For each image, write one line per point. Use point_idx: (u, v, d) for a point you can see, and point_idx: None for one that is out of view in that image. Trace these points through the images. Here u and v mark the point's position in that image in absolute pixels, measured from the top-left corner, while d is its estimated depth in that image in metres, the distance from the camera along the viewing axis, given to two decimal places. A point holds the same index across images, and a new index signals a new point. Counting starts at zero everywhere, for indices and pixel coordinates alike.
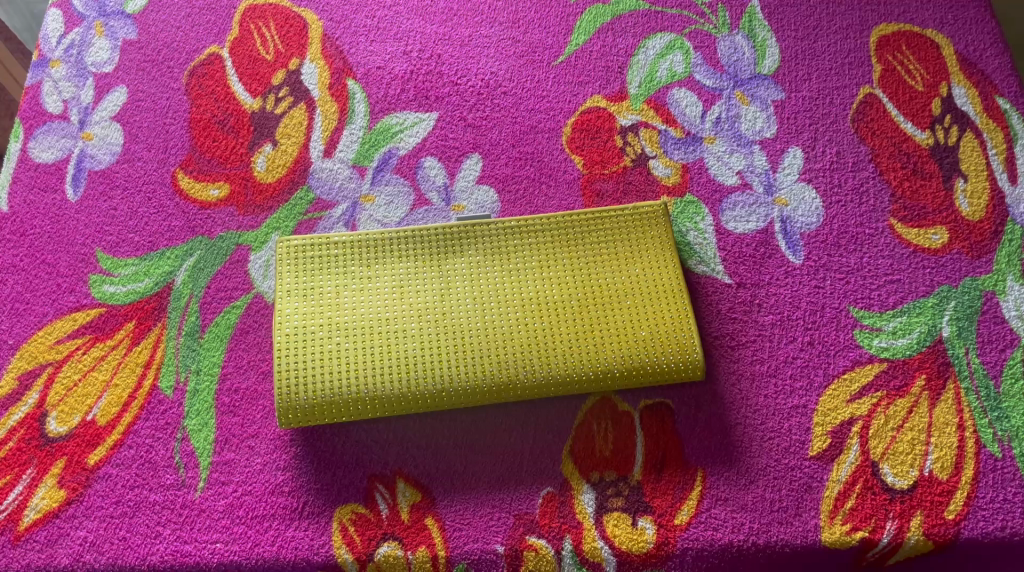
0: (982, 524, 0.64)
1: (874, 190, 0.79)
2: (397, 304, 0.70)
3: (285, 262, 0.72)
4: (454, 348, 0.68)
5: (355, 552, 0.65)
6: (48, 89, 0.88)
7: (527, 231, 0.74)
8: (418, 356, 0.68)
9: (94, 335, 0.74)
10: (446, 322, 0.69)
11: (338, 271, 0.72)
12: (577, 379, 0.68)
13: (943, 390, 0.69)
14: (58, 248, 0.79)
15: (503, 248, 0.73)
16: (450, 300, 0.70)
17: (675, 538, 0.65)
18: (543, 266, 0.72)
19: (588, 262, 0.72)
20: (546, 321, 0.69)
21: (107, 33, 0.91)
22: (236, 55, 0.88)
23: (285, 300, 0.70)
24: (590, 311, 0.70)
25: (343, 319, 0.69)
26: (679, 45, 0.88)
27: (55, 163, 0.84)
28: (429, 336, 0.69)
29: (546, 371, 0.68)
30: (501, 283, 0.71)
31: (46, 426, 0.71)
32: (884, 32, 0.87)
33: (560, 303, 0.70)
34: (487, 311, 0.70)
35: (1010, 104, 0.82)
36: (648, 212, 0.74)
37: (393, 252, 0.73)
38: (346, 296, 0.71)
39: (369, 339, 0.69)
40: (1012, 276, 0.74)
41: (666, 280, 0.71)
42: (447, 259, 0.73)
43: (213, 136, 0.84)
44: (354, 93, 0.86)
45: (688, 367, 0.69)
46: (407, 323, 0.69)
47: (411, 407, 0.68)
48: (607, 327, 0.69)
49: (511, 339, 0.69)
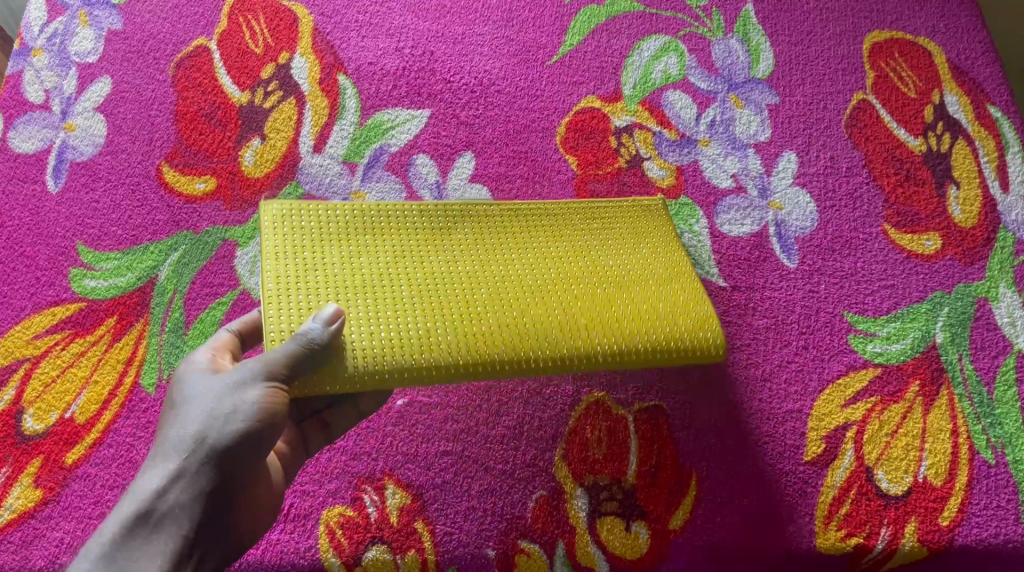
0: (976, 531, 0.64)
1: (867, 195, 0.79)
2: (397, 270, 0.57)
3: (270, 232, 0.57)
4: (469, 311, 0.54)
5: (343, 556, 0.63)
6: (29, 78, 0.85)
7: (534, 213, 0.63)
8: (424, 319, 0.53)
9: (74, 330, 0.72)
10: (455, 289, 0.56)
11: (330, 239, 0.58)
12: (609, 348, 0.55)
13: (937, 396, 0.69)
14: (38, 240, 0.77)
15: (510, 228, 0.62)
16: (456, 269, 0.58)
17: (669, 543, 0.64)
18: (554, 245, 0.61)
19: (599, 244, 0.63)
20: (563, 292, 0.57)
21: (91, 22, 0.89)
22: (224, 47, 0.86)
23: (269, 262, 0.55)
24: (607, 286, 0.59)
25: (338, 283, 0.55)
26: (674, 47, 0.87)
27: (36, 153, 0.81)
28: (437, 300, 0.55)
29: (571, 338, 0.55)
30: (512, 256, 0.59)
31: (23, 423, 0.68)
32: (877, 38, 0.87)
33: (575, 276, 0.59)
34: (499, 281, 0.57)
35: (1002, 112, 0.82)
36: (649, 208, 0.67)
37: (391, 222, 0.60)
38: (339, 262, 0.56)
39: (367, 303, 0.54)
40: (1004, 283, 0.74)
41: (676, 266, 0.63)
42: (449, 231, 0.60)
43: (200, 129, 0.82)
44: (345, 88, 0.85)
45: (716, 348, 0.58)
46: (408, 288, 0.55)
47: (414, 378, 0.51)
48: (631, 299, 0.58)
49: (531, 305, 0.56)
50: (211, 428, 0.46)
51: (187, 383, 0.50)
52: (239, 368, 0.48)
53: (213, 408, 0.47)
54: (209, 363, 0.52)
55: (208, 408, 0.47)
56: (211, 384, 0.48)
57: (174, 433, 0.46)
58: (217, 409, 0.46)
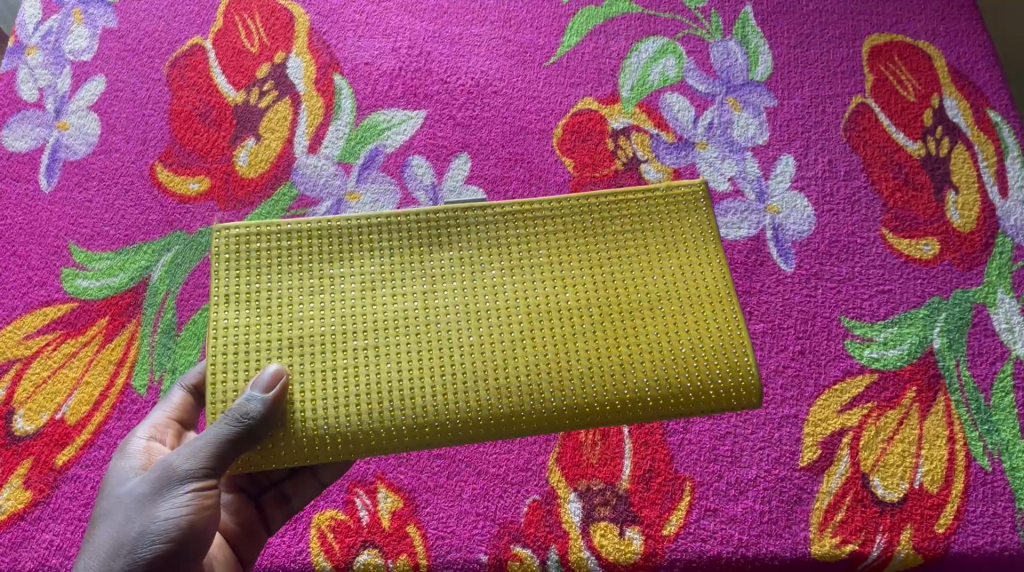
0: (972, 539, 0.63)
1: (865, 199, 0.78)
2: (362, 312, 0.48)
3: (222, 259, 0.49)
4: (439, 370, 0.47)
5: (334, 560, 0.63)
6: (23, 76, 0.85)
7: (533, 215, 0.51)
8: (393, 379, 0.47)
9: (66, 330, 0.72)
10: (428, 336, 0.48)
11: (291, 271, 0.49)
12: (609, 402, 0.47)
13: (934, 403, 0.69)
14: (31, 239, 0.76)
15: (501, 239, 0.50)
16: (433, 304, 0.48)
17: (663, 549, 0.63)
18: (554, 261, 0.50)
19: (613, 254, 0.50)
20: (560, 330, 0.48)
21: (86, 20, 0.88)
22: (219, 46, 0.86)
23: (219, 306, 0.48)
24: (614, 318, 0.48)
25: (294, 334, 0.48)
26: (672, 49, 0.87)
27: (29, 152, 0.81)
28: (406, 353, 0.47)
29: (564, 393, 0.47)
30: (499, 283, 0.49)
31: (14, 424, 0.68)
32: (876, 42, 0.87)
33: (577, 305, 0.49)
34: (482, 319, 0.48)
35: (1001, 117, 0.82)
36: (683, 194, 0.52)
37: (360, 240, 0.50)
38: (298, 302, 0.48)
39: (328, 358, 0.47)
40: (1002, 289, 0.73)
41: (710, 286, 0.49)
42: (426, 249, 0.50)
43: (194, 129, 0.81)
44: (341, 88, 0.84)
45: (742, 388, 0.48)
46: (376, 336, 0.48)
47: (383, 448, 0.46)
48: (639, 344, 0.48)
49: (512, 359, 0.47)
50: (122, 549, 0.46)
51: (110, 488, 0.49)
52: (153, 476, 0.47)
53: (125, 522, 0.46)
54: (140, 455, 0.53)
55: (117, 524, 0.46)
56: (127, 495, 0.47)
57: (92, 548, 0.47)
58: (128, 527, 0.46)
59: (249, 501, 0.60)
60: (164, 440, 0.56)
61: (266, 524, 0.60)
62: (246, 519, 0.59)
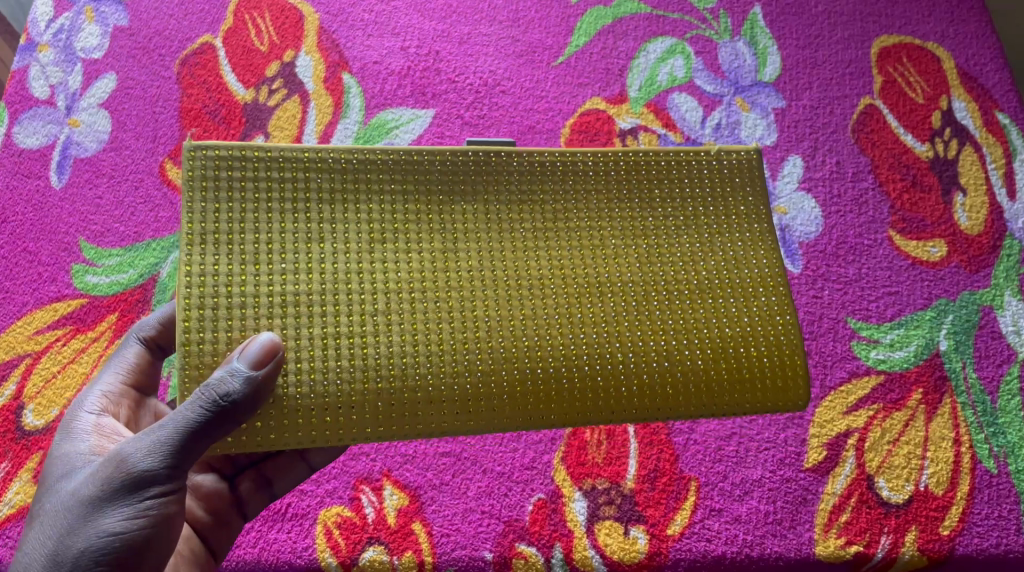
0: (977, 541, 0.63)
1: (873, 201, 0.78)
2: (373, 276, 0.45)
3: (200, 189, 0.44)
4: (462, 347, 0.44)
5: (340, 557, 0.63)
6: (35, 73, 0.85)
7: (576, 173, 0.48)
8: (403, 353, 0.44)
9: (75, 326, 0.72)
10: (452, 309, 0.45)
11: (282, 216, 0.45)
12: (646, 397, 0.45)
13: (940, 405, 0.69)
14: (41, 235, 0.77)
15: (535, 199, 0.47)
16: (458, 269, 0.45)
17: (668, 548, 0.64)
18: (596, 230, 0.47)
19: (659, 224, 0.48)
20: (597, 311, 0.46)
21: (97, 18, 0.89)
22: (229, 45, 0.86)
23: (195, 249, 0.43)
24: (659, 302, 0.46)
25: (288, 290, 0.44)
26: (680, 50, 0.87)
27: (40, 149, 0.81)
28: (426, 328, 0.44)
29: (598, 384, 0.44)
30: (535, 251, 0.47)
31: (23, 418, 0.69)
32: (885, 43, 0.87)
33: (618, 282, 0.46)
34: (512, 291, 0.46)
35: (1010, 119, 0.81)
36: (733, 164, 0.50)
37: (378, 185, 0.46)
38: (291, 253, 0.44)
39: (328, 324, 0.44)
40: (1010, 292, 0.73)
41: (765, 274, 0.48)
42: (450, 207, 0.47)
43: (204, 127, 0.82)
44: (350, 87, 0.84)
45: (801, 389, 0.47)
46: (388, 303, 0.44)
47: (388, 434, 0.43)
48: (683, 330, 0.46)
49: (543, 338, 0.45)
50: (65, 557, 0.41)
51: (60, 482, 0.44)
52: (104, 472, 0.42)
53: (71, 526, 0.41)
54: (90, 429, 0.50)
55: (58, 535, 0.41)
56: (74, 494, 0.42)
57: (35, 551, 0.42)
58: (75, 531, 0.41)
59: (220, 485, 0.58)
60: (117, 415, 0.54)
61: (243, 509, 0.58)
62: (218, 506, 0.57)
